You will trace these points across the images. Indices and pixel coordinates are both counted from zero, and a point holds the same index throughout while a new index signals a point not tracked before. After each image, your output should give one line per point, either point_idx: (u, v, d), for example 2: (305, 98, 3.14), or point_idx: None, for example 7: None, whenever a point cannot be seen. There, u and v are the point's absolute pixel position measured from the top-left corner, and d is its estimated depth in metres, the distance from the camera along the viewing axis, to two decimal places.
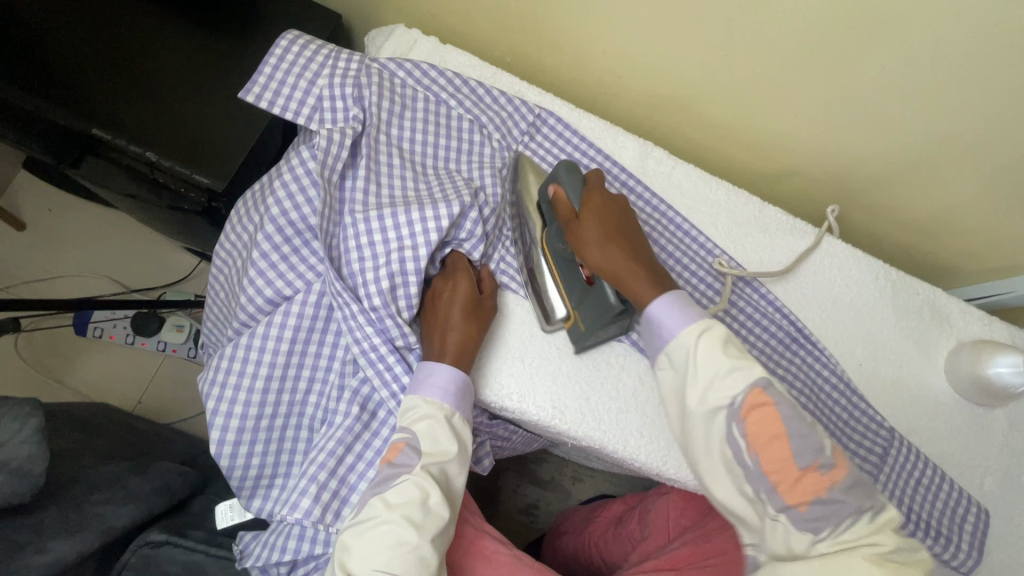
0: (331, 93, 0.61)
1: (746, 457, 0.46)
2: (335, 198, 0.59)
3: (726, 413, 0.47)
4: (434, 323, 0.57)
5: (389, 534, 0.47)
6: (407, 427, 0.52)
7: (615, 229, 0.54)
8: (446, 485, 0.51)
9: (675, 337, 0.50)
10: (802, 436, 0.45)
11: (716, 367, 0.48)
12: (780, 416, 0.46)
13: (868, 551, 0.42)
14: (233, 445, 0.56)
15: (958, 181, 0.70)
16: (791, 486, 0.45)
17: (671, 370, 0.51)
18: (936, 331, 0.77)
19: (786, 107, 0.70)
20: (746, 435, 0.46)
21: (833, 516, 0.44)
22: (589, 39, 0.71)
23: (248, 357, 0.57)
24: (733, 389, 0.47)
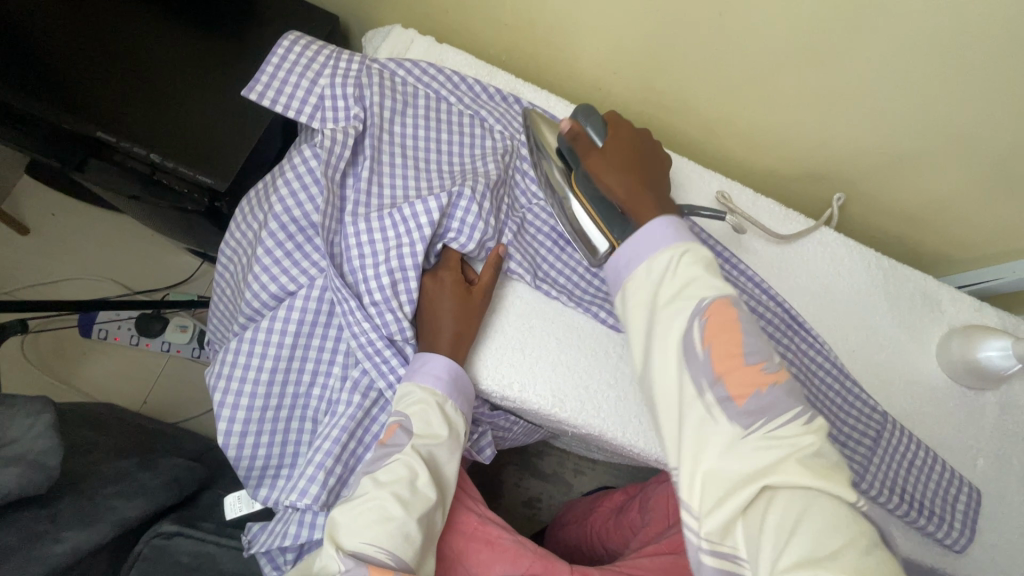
0: (332, 92, 0.63)
1: (698, 349, 0.42)
2: (337, 196, 0.60)
3: (690, 310, 0.44)
4: (426, 320, 0.58)
5: (376, 510, 0.49)
6: (401, 411, 0.54)
7: (632, 163, 0.56)
8: (435, 468, 0.53)
9: (660, 249, 0.49)
10: (755, 338, 0.42)
11: (694, 274, 0.46)
12: (742, 320, 0.43)
13: (795, 456, 0.38)
14: (240, 436, 0.58)
15: (949, 170, 0.71)
16: (736, 380, 0.41)
17: (646, 277, 0.49)
18: (928, 318, 0.78)
19: (778, 99, 0.71)
20: (705, 333, 0.43)
21: (769, 409, 0.39)
22: (585, 36, 0.73)
23: (253, 351, 0.58)
24: (704, 292, 0.44)
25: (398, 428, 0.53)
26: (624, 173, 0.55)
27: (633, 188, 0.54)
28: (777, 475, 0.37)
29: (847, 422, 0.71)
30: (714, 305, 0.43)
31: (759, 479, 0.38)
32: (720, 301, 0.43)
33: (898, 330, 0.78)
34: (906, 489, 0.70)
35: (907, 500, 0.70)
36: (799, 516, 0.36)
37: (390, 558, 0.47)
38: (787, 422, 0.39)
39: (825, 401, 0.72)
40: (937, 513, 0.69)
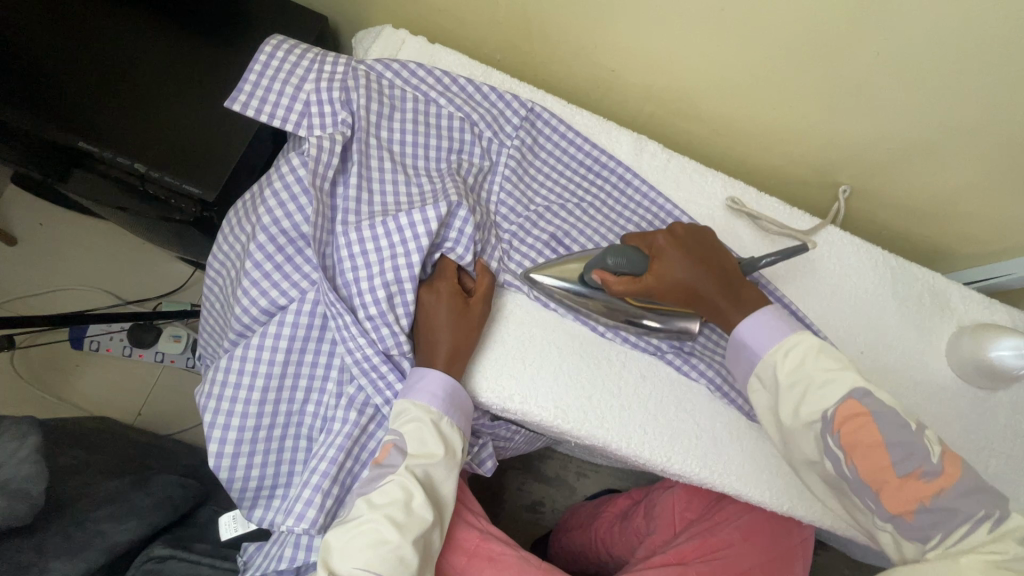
0: (319, 98, 0.61)
1: (844, 467, 0.49)
2: (327, 206, 0.58)
3: (819, 426, 0.50)
4: (424, 335, 0.56)
5: (369, 533, 0.47)
6: (396, 429, 0.52)
7: (695, 265, 0.58)
8: (430, 487, 0.51)
9: (761, 358, 0.55)
10: (901, 445, 0.47)
11: (806, 378, 0.51)
12: (878, 427, 0.48)
13: (994, 560, 0.43)
14: (232, 457, 0.56)
15: (957, 165, 0.69)
16: (894, 496, 0.47)
17: (760, 386, 0.56)
18: (937, 316, 0.77)
19: (779, 95, 0.69)
20: (844, 446, 0.49)
21: (941, 523, 0.45)
22: (579, 34, 0.71)
23: (244, 368, 0.56)
24: (824, 402, 0.50)
25: (392, 448, 0.51)
26: (695, 287, 0.57)
27: (714, 296, 0.57)
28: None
29: None
30: (840, 412, 0.49)
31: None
32: (845, 405, 0.48)
33: (906, 330, 0.76)
34: None
35: None
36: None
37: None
38: (967, 532, 0.45)
39: None
40: None
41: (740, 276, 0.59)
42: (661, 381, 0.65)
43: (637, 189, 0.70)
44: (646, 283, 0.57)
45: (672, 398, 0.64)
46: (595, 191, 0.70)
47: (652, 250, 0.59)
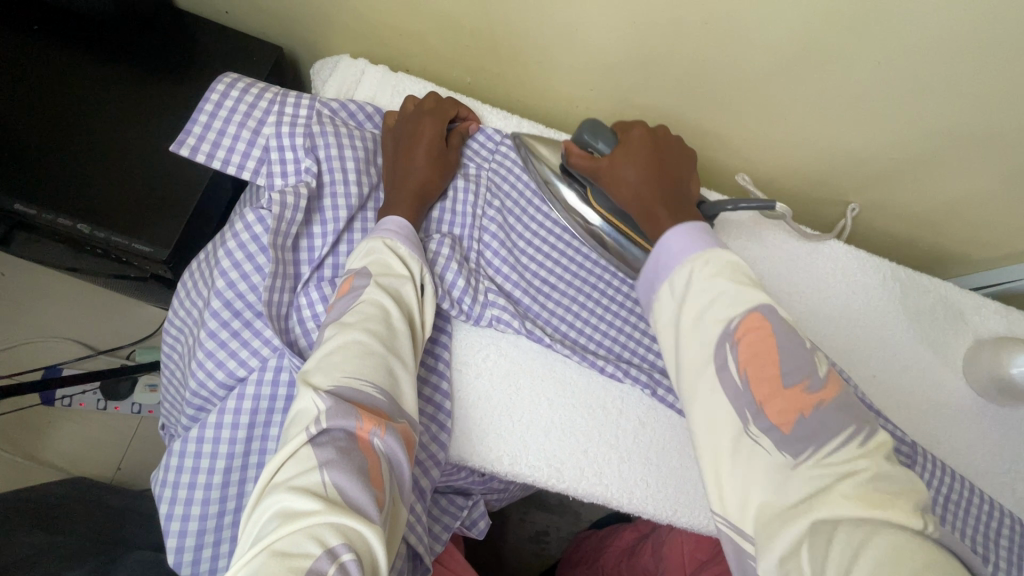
0: (279, 143, 0.55)
1: (734, 378, 0.39)
2: (289, 262, 0.53)
3: (718, 333, 0.41)
4: (406, 147, 0.57)
5: (355, 346, 0.44)
6: (356, 263, 0.51)
7: (661, 160, 0.53)
8: (403, 306, 0.50)
9: (676, 267, 0.46)
10: (792, 354, 0.39)
11: (721, 288, 0.43)
12: (776, 339, 0.40)
13: (856, 485, 0.34)
14: (195, 551, 0.48)
15: (966, 173, 0.65)
16: (779, 404, 0.38)
17: (668, 297, 0.46)
18: (951, 330, 0.72)
19: (772, 107, 0.64)
20: (735, 358, 0.40)
21: (818, 435, 0.36)
22: (553, 56, 0.65)
23: (204, 449, 0.50)
24: (730, 310, 0.41)
25: (355, 279, 0.50)
26: (641, 184, 0.52)
27: (651, 199, 0.51)
28: (831, 507, 0.33)
29: None
30: (744, 321, 0.40)
31: (808, 515, 0.34)
32: (753, 315, 0.40)
33: (919, 347, 0.71)
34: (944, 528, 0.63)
35: None
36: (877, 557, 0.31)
37: (371, 379, 0.43)
38: (841, 446, 0.36)
39: None
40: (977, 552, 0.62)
41: (695, 207, 0.52)
42: (664, 427, 0.59)
43: None
44: (597, 165, 0.54)
45: (676, 445, 0.59)
46: None
47: (624, 136, 0.55)
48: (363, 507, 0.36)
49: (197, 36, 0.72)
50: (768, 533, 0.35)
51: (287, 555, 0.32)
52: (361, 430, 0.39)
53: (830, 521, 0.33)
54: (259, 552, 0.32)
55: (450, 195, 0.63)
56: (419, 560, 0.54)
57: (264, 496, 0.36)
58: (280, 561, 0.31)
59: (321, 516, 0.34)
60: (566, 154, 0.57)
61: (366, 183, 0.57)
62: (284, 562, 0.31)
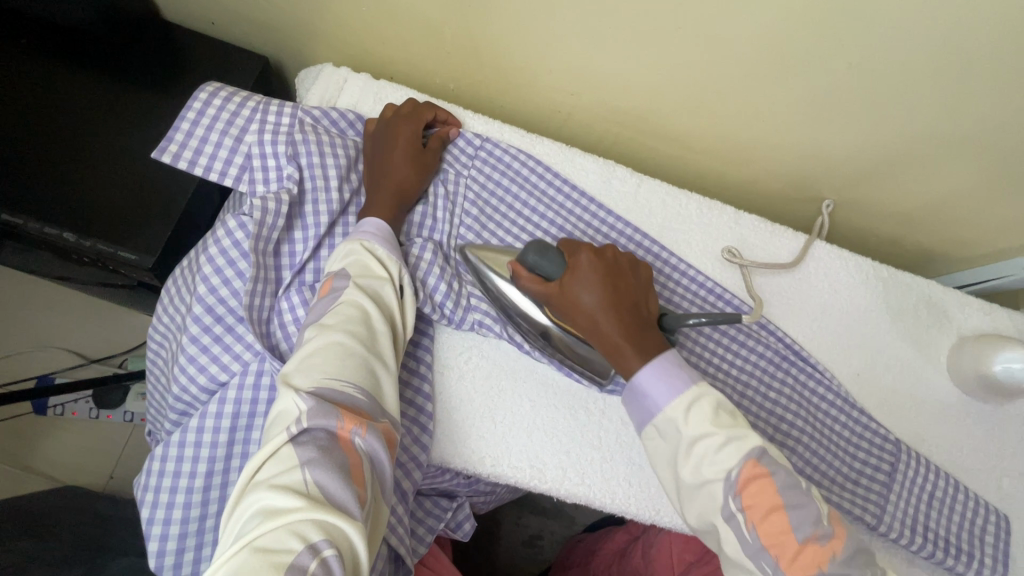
0: (261, 150, 0.56)
1: (745, 530, 0.42)
2: (270, 268, 0.54)
3: (722, 488, 0.43)
4: (386, 151, 0.58)
5: (334, 346, 0.45)
6: (336, 265, 0.51)
7: (617, 282, 0.50)
8: (382, 306, 0.50)
9: (664, 409, 0.47)
10: (799, 506, 0.42)
11: (710, 436, 0.44)
12: (779, 487, 0.42)
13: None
14: (176, 553, 0.49)
15: (943, 172, 0.66)
16: (799, 564, 0.39)
17: (659, 438, 0.47)
18: (935, 328, 0.72)
19: (749, 110, 0.65)
20: (744, 506, 0.42)
21: None
22: (532, 61, 0.66)
23: (185, 453, 0.50)
24: (730, 463, 0.43)
25: (334, 280, 0.50)
26: (603, 309, 0.49)
27: (615, 335, 0.49)
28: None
29: (855, 455, 0.65)
30: (744, 474, 0.43)
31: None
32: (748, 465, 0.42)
33: (904, 346, 0.71)
34: (929, 526, 0.63)
35: (931, 537, 0.63)
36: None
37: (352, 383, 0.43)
38: None
39: (830, 436, 0.65)
40: (963, 549, 0.63)
41: (653, 323, 0.51)
42: None
43: (603, 221, 0.66)
44: (551, 291, 0.50)
45: None
46: (563, 227, 0.65)
47: (572, 260, 0.51)
48: (344, 505, 0.36)
49: (185, 48, 0.73)
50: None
51: (269, 552, 0.32)
52: (341, 430, 0.40)
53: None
54: (240, 549, 0.32)
55: (431, 200, 0.63)
56: (401, 562, 0.55)
57: (245, 495, 0.36)
58: (262, 557, 0.32)
59: (302, 512, 0.34)
60: (517, 278, 0.52)
61: (347, 189, 0.57)
62: (265, 558, 0.32)
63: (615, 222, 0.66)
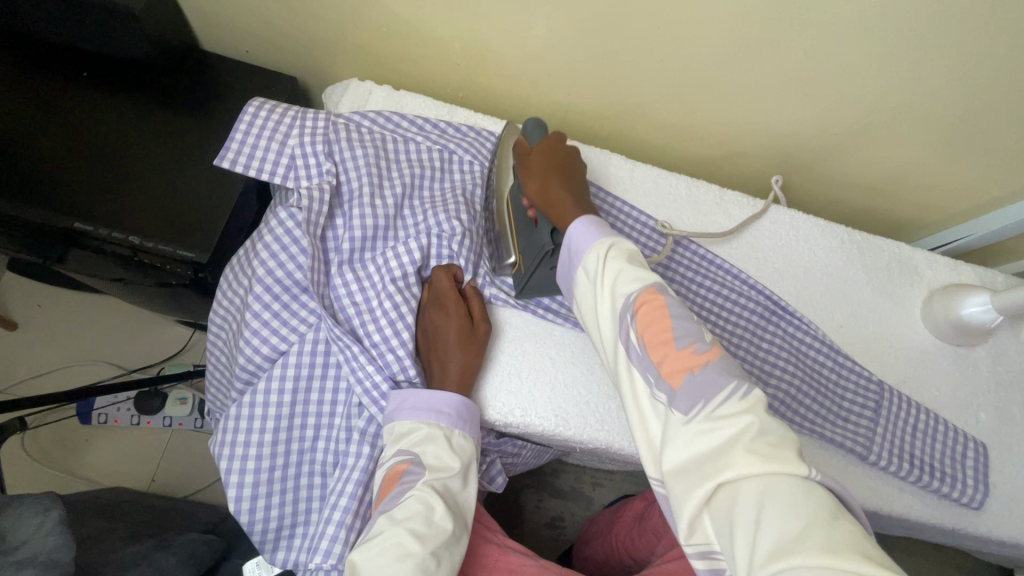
0: (302, 152, 0.62)
1: (635, 344, 0.44)
2: (321, 251, 0.61)
3: (622, 305, 0.46)
4: (445, 345, 0.57)
5: (394, 546, 0.47)
6: (409, 449, 0.53)
7: (566, 167, 0.59)
8: (452, 500, 0.51)
9: (586, 253, 0.52)
10: (688, 322, 0.43)
11: (618, 269, 0.48)
12: (670, 308, 0.44)
13: (745, 440, 0.37)
14: (251, 499, 0.56)
15: (898, 137, 0.75)
16: (670, 365, 0.42)
17: (583, 278, 0.51)
18: (908, 284, 0.81)
19: (726, 96, 0.74)
20: (636, 325, 0.45)
21: (706, 390, 0.40)
22: (533, 66, 0.75)
23: (253, 413, 0.57)
24: (629, 286, 0.46)
25: (409, 465, 0.52)
26: (543, 180, 0.57)
27: (557, 196, 0.56)
28: (730, 464, 0.37)
29: (843, 396, 0.72)
30: (639, 295, 0.45)
31: (712, 472, 0.37)
32: (647, 287, 0.45)
33: (879, 301, 0.79)
34: (914, 453, 0.70)
35: (917, 464, 0.70)
36: (768, 506, 0.34)
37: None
38: (728, 402, 0.39)
39: (818, 379, 0.73)
40: (947, 472, 0.70)
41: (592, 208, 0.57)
42: None
43: (604, 202, 0.74)
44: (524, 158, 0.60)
45: None
46: None
47: (548, 139, 0.60)
48: None
49: (223, 74, 0.82)
50: (675, 486, 0.39)
51: None
52: None
53: (727, 474, 0.36)
54: None
55: (456, 176, 0.67)
56: None
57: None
58: None
59: None
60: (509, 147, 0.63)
61: (376, 178, 0.63)
62: None
63: (614, 201, 0.75)
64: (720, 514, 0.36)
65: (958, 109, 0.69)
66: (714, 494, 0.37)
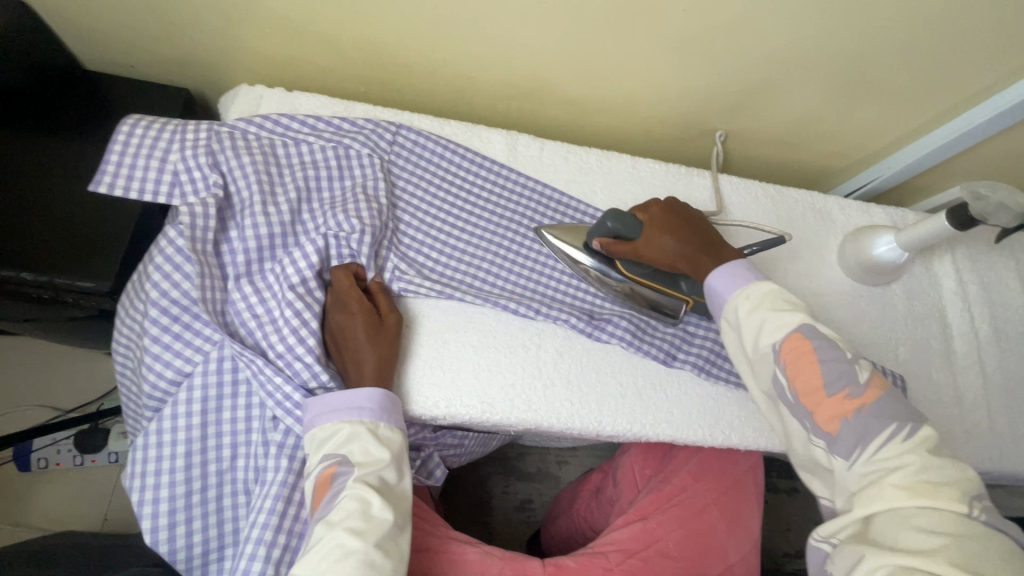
0: (185, 166, 0.60)
1: (789, 393, 0.50)
2: (216, 267, 0.59)
3: (768, 354, 0.51)
4: (357, 344, 0.57)
5: (335, 547, 0.46)
6: (335, 451, 0.52)
7: (684, 226, 0.61)
8: (388, 493, 0.51)
9: (728, 299, 0.57)
10: (835, 365, 0.48)
11: (761, 317, 0.53)
12: (818, 355, 0.49)
13: (901, 476, 0.43)
14: (169, 528, 0.54)
15: (797, 88, 0.76)
16: (825, 412, 0.47)
17: (727, 326, 0.57)
18: (824, 231, 0.83)
19: (625, 64, 0.74)
20: (787, 375, 0.50)
21: (864, 437, 0.46)
22: (428, 53, 0.74)
23: (162, 441, 0.55)
24: (774, 335, 0.51)
25: (337, 467, 0.51)
26: (678, 249, 0.60)
27: (697, 257, 0.60)
28: (883, 499, 0.43)
29: None
30: (785, 344, 0.50)
31: (866, 506, 0.44)
32: (791, 336, 0.50)
33: (798, 250, 0.81)
34: None
35: None
36: (920, 532, 0.41)
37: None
38: (887, 444, 0.45)
39: None
40: None
41: (724, 243, 0.62)
42: (577, 352, 0.68)
43: (514, 183, 0.73)
44: (636, 247, 0.61)
45: (592, 365, 0.67)
46: (476, 193, 0.72)
47: (648, 219, 0.61)
48: None
49: (110, 93, 0.79)
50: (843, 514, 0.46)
51: None
52: None
53: (884, 510, 0.43)
54: None
55: (356, 173, 0.67)
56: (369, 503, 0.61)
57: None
58: None
59: None
60: (599, 246, 0.62)
61: (268, 186, 0.61)
62: None
63: (524, 181, 0.74)
64: (877, 536, 0.43)
65: (846, 53, 0.71)
66: (869, 519, 0.44)
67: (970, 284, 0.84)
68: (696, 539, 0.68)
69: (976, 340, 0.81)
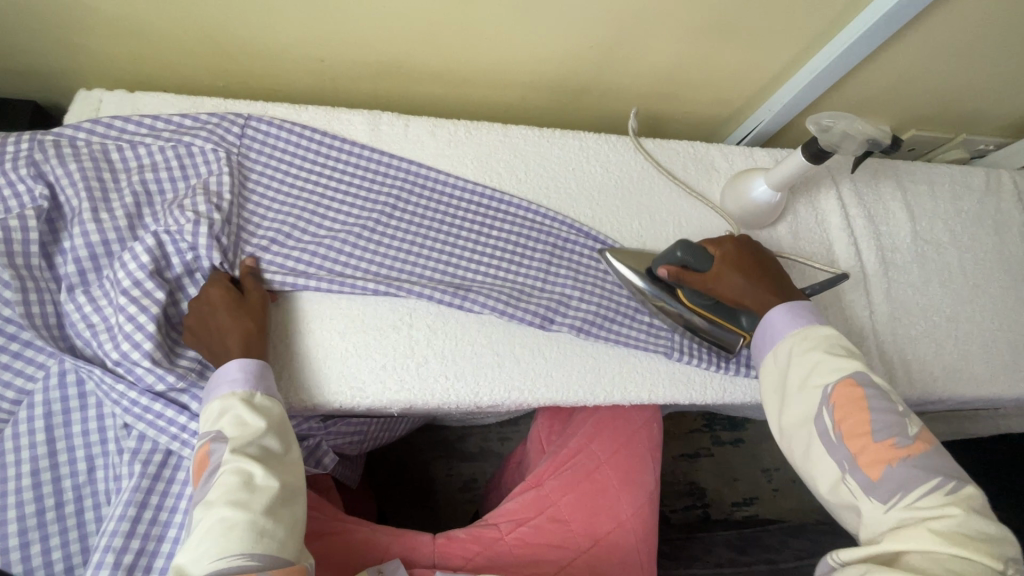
0: (7, 180, 0.58)
1: (831, 433, 0.53)
2: (51, 281, 0.58)
3: (819, 396, 0.55)
4: (219, 321, 0.57)
5: (217, 522, 0.46)
6: (211, 428, 0.51)
7: (755, 267, 0.65)
8: (271, 460, 0.50)
9: (785, 339, 0.60)
10: (884, 416, 0.52)
11: (817, 359, 0.57)
12: (869, 402, 0.52)
13: (940, 524, 0.45)
14: (20, 547, 0.53)
15: (656, 38, 0.75)
16: (868, 456, 0.50)
17: (776, 367, 0.60)
18: (706, 181, 0.82)
19: (475, 30, 0.72)
20: (834, 417, 0.53)
21: (904, 484, 0.48)
22: (272, 40, 0.72)
23: (8, 461, 0.54)
24: (827, 378, 0.55)
25: (211, 443, 0.50)
26: (748, 288, 0.64)
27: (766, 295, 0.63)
28: (916, 540, 0.45)
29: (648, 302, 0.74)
30: (838, 388, 0.54)
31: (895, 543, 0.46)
32: (845, 383, 0.54)
33: (681, 202, 0.80)
34: None
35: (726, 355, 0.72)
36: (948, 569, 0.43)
37: (253, 550, 0.45)
38: (929, 495, 0.47)
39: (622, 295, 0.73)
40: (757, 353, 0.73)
41: (790, 284, 0.65)
42: (450, 327, 0.67)
43: (377, 163, 0.72)
44: (706, 279, 0.64)
45: (466, 339, 0.67)
46: (337, 177, 0.70)
47: (721, 253, 0.65)
48: None
49: None
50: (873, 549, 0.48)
51: None
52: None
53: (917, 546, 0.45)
54: None
55: (202, 171, 0.64)
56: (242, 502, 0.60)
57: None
58: None
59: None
60: (664, 274, 0.65)
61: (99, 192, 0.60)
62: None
63: (386, 160, 0.72)
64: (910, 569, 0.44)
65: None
66: (899, 557, 0.46)
67: (856, 219, 0.84)
68: (589, 500, 0.68)
69: (864, 272, 0.82)
